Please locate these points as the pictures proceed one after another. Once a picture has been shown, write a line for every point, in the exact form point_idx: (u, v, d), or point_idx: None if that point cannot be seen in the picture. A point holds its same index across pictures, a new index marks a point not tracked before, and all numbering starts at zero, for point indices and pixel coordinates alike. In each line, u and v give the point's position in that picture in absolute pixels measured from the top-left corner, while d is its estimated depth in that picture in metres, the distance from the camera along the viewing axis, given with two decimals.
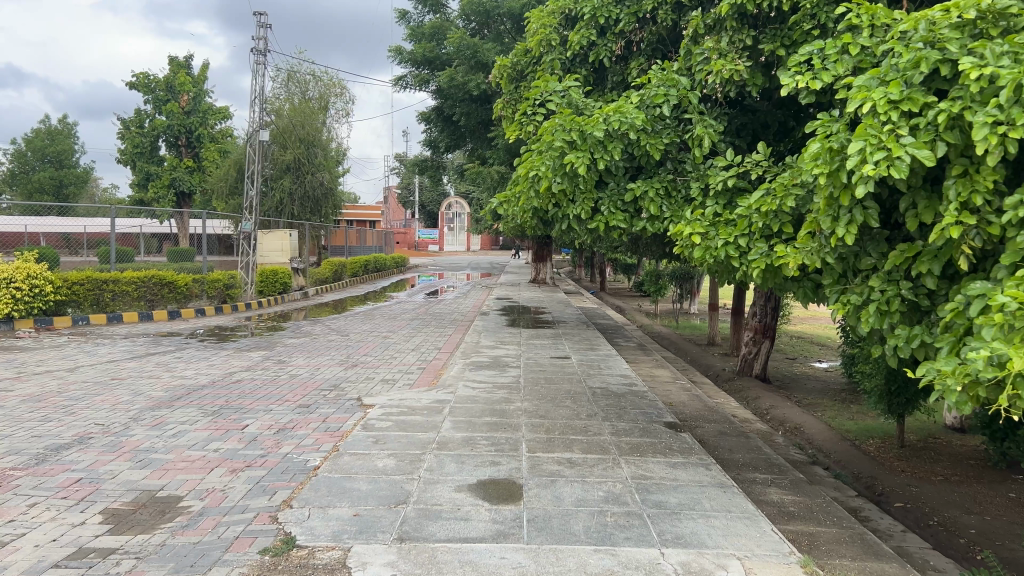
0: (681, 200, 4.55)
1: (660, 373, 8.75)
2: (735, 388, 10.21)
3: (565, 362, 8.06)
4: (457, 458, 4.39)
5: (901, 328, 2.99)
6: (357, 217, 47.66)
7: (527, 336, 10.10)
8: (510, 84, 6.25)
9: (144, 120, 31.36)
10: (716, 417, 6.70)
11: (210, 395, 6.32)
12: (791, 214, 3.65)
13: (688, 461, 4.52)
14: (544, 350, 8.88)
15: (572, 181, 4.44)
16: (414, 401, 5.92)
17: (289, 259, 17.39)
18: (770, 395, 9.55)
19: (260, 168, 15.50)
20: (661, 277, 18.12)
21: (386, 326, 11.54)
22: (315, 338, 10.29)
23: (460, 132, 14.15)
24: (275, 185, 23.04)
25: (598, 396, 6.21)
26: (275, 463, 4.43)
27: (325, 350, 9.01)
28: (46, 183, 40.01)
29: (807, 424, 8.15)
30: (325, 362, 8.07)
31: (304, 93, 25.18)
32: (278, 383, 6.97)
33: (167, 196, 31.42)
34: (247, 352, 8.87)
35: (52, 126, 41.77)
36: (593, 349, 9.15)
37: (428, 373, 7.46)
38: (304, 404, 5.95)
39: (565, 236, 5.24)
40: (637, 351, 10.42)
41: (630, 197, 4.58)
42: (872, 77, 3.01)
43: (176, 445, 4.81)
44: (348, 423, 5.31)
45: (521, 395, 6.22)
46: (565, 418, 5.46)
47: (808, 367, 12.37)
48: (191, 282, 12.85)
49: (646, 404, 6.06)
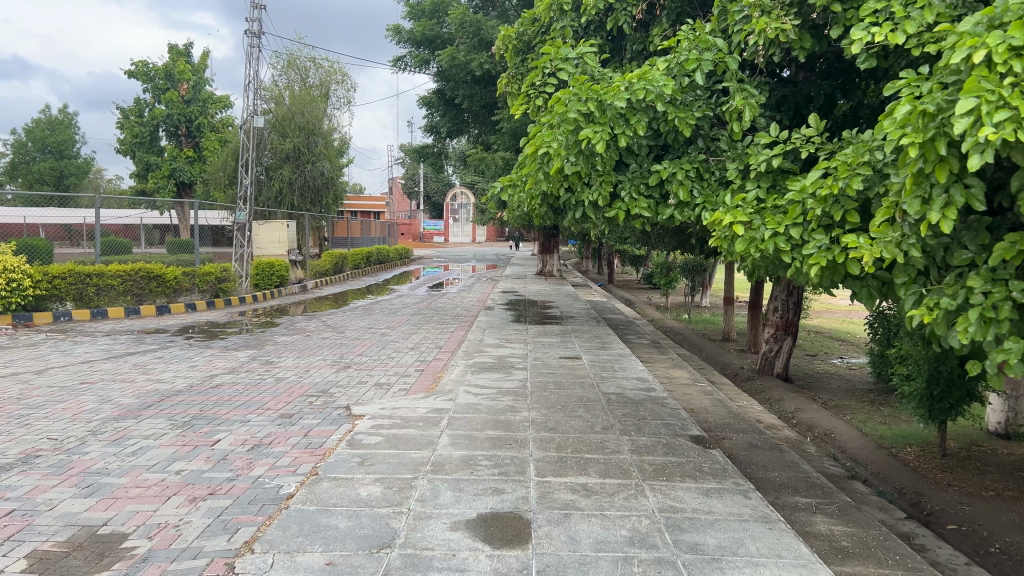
0: (715, 183, 3.91)
1: (678, 374, 8.11)
2: (756, 389, 9.57)
3: (576, 363, 7.42)
4: (454, 484, 3.77)
5: (1012, 341, 2.34)
6: (361, 209, 47.10)
7: (535, 333, 9.47)
8: (516, 57, 5.64)
9: (143, 109, 30.82)
10: (744, 425, 6.06)
11: (184, 403, 5.72)
12: (857, 198, 3.02)
13: (723, 487, 3.89)
14: (553, 349, 8.25)
15: (588, 161, 3.80)
16: (408, 411, 5.29)
17: (287, 251, 16.78)
18: (794, 397, 8.91)
19: (255, 156, 14.87)
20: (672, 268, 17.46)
21: (385, 322, 10.92)
22: (309, 336, 9.68)
23: (463, 116, 13.50)
24: (274, 175, 22.40)
25: (613, 405, 5.58)
26: (243, 490, 3.82)
27: (317, 350, 8.39)
28: (46, 173, 39.53)
29: (838, 431, 7.51)
30: (316, 363, 7.46)
31: (304, 81, 24.58)
32: (262, 387, 6.36)
33: (167, 186, 30.91)
34: (233, 352, 8.26)
35: (54, 117, 41.41)
36: (605, 348, 8.52)
37: (428, 375, 6.84)
38: (286, 414, 5.34)
39: (578, 225, 4.61)
40: (652, 349, 9.78)
41: (655, 180, 3.95)
42: (980, 21, 2.37)
43: (134, 465, 4.20)
44: (332, 438, 4.69)
45: (529, 404, 5.59)
46: (578, 432, 4.84)
47: (830, 364, 11.69)
48: (181, 275, 12.25)
49: (668, 413, 5.43)
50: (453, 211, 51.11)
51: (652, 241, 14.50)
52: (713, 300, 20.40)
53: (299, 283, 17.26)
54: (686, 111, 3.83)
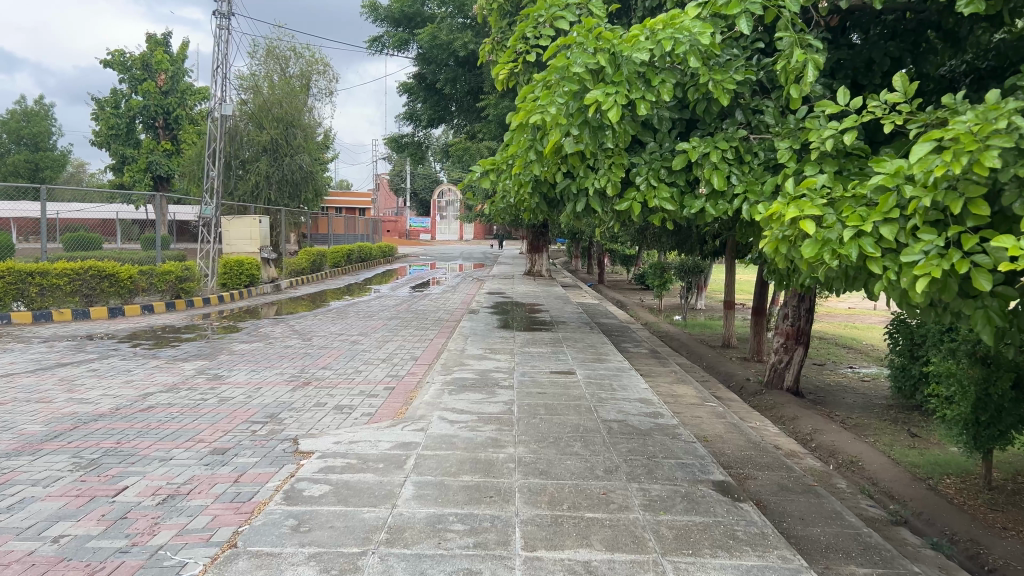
0: (759, 168, 3.00)
1: (684, 391, 7.20)
2: (765, 405, 8.67)
3: (569, 380, 6.49)
4: (415, 563, 2.84)
5: None
6: (346, 205, 46.04)
7: (522, 342, 8.53)
8: (502, 21, 4.72)
9: (119, 101, 29.68)
10: (768, 459, 5.14)
11: (101, 433, 4.75)
12: (986, 182, 2.10)
13: (769, 566, 2.95)
14: (543, 362, 7.32)
15: (596, 137, 2.89)
16: (368, 446, 4.35)
17: (259, 249, 15.76)
18: (810, 415, 8.02)
19: (223, 146, 13.83)
20: (667, 269, 16.59)
21: (359, 327, 9.97)
22: (271, 343, 8.72)
23: (446, 102, 12.56)
24: (250, 168, 21.36)
25: (617, 437, 4.66)
26: (133, 571, 2.86)
27: (276, 362, 7.41)
28: (21, 166, 38.19)
29: (866, 458, 6.62)
30: (271, 379, 6.49)
31: (284, 71, 23.58)
32: (201, 411, 5.39)
33: (143, 179, 29.76)
34: (180, 364, 7.27)
35: (30, 109, 40.20)
36: (601, 360, 7.60)
37: (400, 396, 5.89)
38: (219, 451, 4.38)
39: (577, 222, 3.67)
40: (652, 359, 8.87)
41: (683, 163, 3.04)
42: None
43: (2, 529, 3.22)
44: (266, 489, 3.73)
45: (515, 437, 4.65)
46: (575, 478, 3.91)
47: (841, 375, 10.85)
48: (137, 274, 11.19)
49: (683, 449, 4.54)
50: (439, 208, 50.22)
51: (647, 240, 13.62)
52: (709, 302, 19.58)
53: (272, 282, 16.26)
54: (723, 73, 2.93)
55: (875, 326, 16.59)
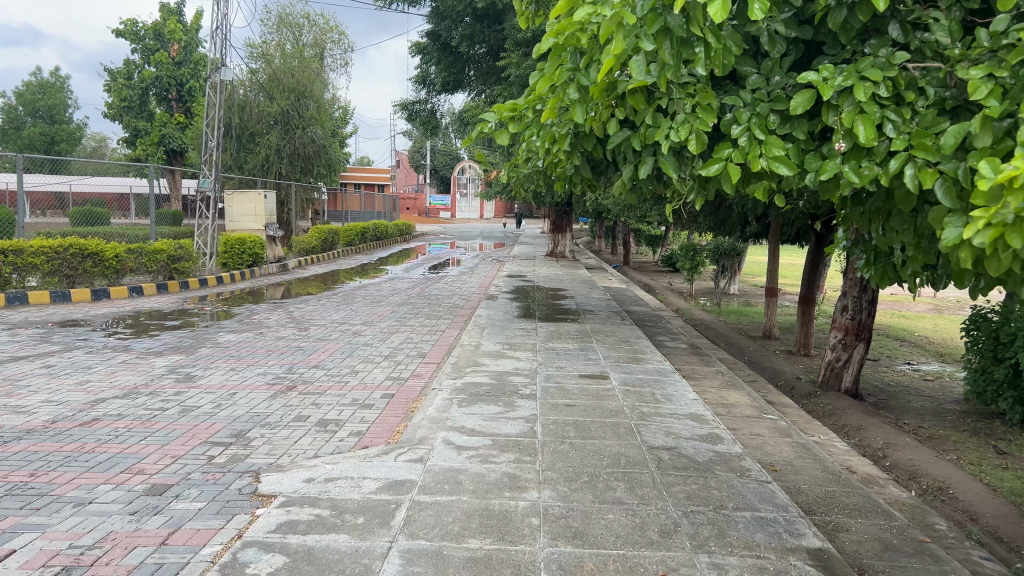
0: (930, 111, 1.94)
1: (736, 399, 6.13)
2: (822, 411, 7.58)
3: (602, 387, 5.44)
4: None
5: None
6: (365, 182, 45.03)
7: (545, 336, 7.48)
8: None
9: (132, 72, 28.79)
10: (857, 499, 4.05)
11: (17, 459, 3.76)
12: None
13: None
14: (571, 362, 6.28)
15: (680, 57, 1.85)
16: (347, 489, 3.35)
17: (265, 225, 14.78)
18: (879, 425, 6.92)
19: (221, 113, 12.78)
20: (699, 251, 15.47)
21: (364, 315, 9.01)
22: (263, 333, 7.75)
23: (463, 63, 11.49)
24: (260, 141, 20.35)
25: (671, 479, 3.62)
26: None
27: (262, 358, 6.43)
28: (37, 140, 37.44)
29: (958, 484, 5.50)
30: (248, 383, 5.50)
31: (297, 39, 22.62)
32: (155, 426, 4.41)
33: (157, 153, 28.81)
34: (150, 360, 6.29)
35: (47, 81, 39.45)
36: (637, 361, 6.54)
37: (399, 407, 4.86)
38: (158, 490, 3.38)
39: (633, 193, 2.61)
40: (693, 357, 7.79)
41: (807, 105, 1.99)
42: None
43: None
44: (195, 559, 2.71)
45: (539, 473, 3.61)
46: (621, 546, 2.87)
47: (900, 374, 9.72)
48: (125, 253, 10.23)
49: (758, 495, 3.49)
50: (460, 184, 49.04)
51: (679, 220, 12.44)
52: (744, 286, 18.40)
53: (279, 262, 15.29)
54: None
55: (926, 315, 15.38)
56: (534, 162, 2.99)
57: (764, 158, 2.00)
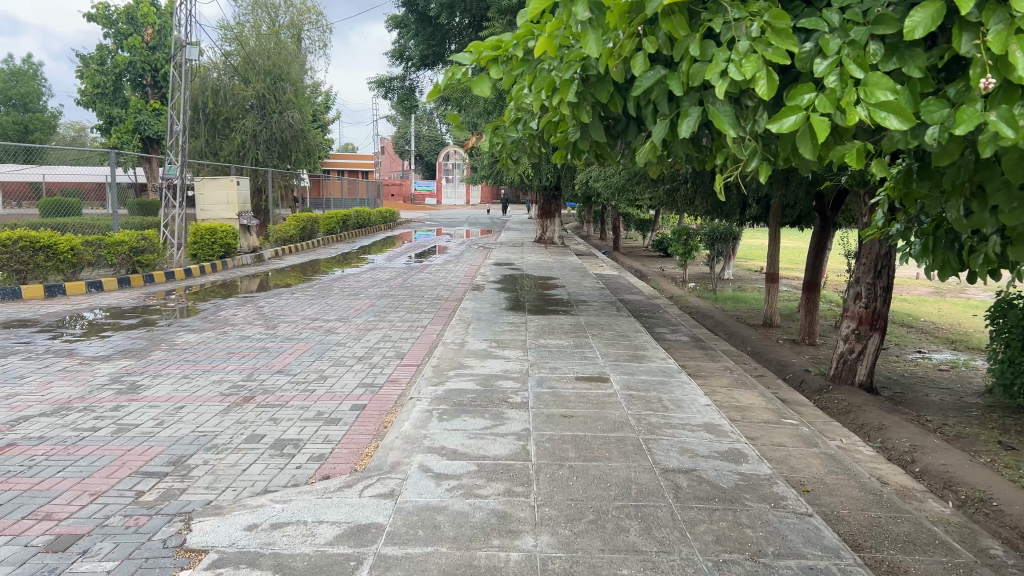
0: None
1: (749, 401, 5.51)
2: (837, 408, 6.99)
3: (603, 393, 4.81)
4: None
5: None
6: (349, 168, 44.12)
7: (536, 332, 6.84)
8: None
9: (105, 57, 27.76)
10: (908, 527, 3.43)
11: None
12: None
13: None
14: (566, 362, 5.66)
15: None
16: (299, 540, 2.69)
17: (238, 214, 14.02)
18: (901, 424, 6.32)
19: (188, 94, 11.99)
20: (694, 235, 14.89)
21: (340, 309, 8.35)
22: (228, 332, 7.07)
23: (443, 36, 10.77)
24: (235, 126, 19.53)
25: (695, 516, 2.98)
26: None
27: (221, 362, 5.75)
28: (10, 129, 36.27)
29: (1001, 493, 4.89)
30: (200, 394, 4.82)
31: (273, 20, 21.88)
32: (80, 451, 3.73)
33: (132, 141, 27.85)
34: (94, 366, 5.59)
35: (18, 68, 38.24)
36: (638, 359, 5.91)
37: (371, 422, 4.21)
38: (61, 546, 2.72)
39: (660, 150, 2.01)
40: (697, 351, 7.16)
41: (932, 25, 1.35)
42: None
43: None
44: None
45: (534, 511, 2.98)
46: None
47: (912, 364, 9.15)
48: (82, 245, 9.49)
49: (801, 536, 2.86)
50: (445, 170, 48.18)
51: (674, 204, 11.74)
52: (738, 271, 17.82)
53: (254, 252, 14.57)
54: None
55: (928, 298, 14.85)
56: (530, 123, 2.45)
57: (863, 106, 1.39)
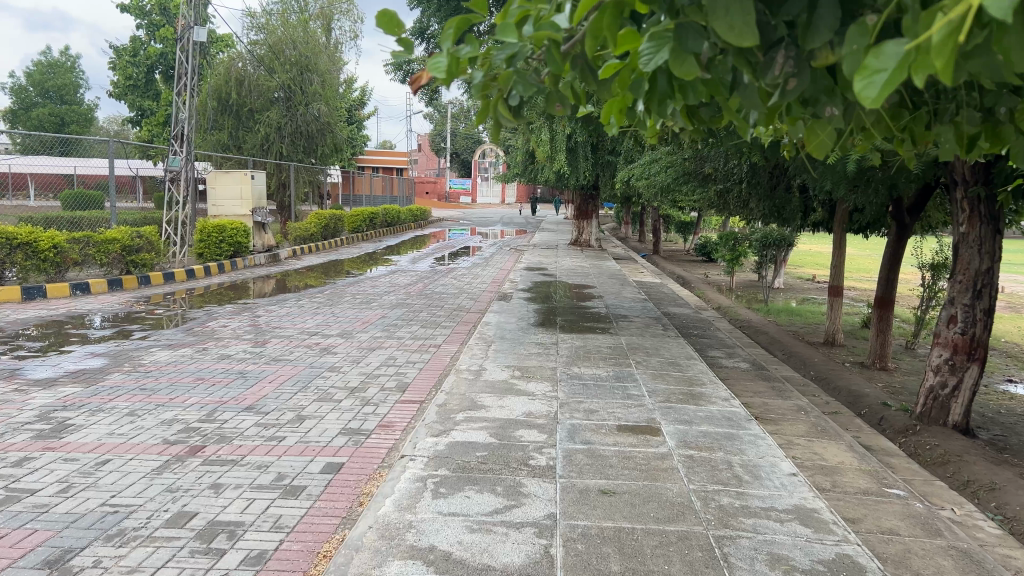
0: None
1: (837, 458, 4.32)
2: (931, 456, 5.75)
3: (653, 453, 3.68)
4: None
5: None
6: (383, 165, 43.30)
7: (568, 358, 5.72)
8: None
9: (137, 49, 27.12)
10: None
11: None
12: None
13: None
14: (606, 404, 4.52)
15: None
16: None
17: (252, 210, 13.06)
18: (1020, 482, 5.06)
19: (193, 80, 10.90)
20: (744, 240, 13.63)
21: (344, 322, 7.31)
22: (209, 348, 6.06)
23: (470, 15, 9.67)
24: (259, 118, 18.65)
25: None
26: None
27: (181, 391, 4.72)
28: (46, 121, 35.98)
29: None
30: (140, 440, 3.79)
31: (303, 9, 20.93)
32: None
33: (162, 134, 27.15)
34: (28, 394, 4.59)
35: (57, 59, 37.99)
36: (695, 398, 4.76)
37: (341, 497, 3.14)
38: None
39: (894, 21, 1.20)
40: (763, 383, 5.98)
41: None
42: None
43: None
44: None
45: None
46: None
47: (1007, 397, 7.85)
48: (66, 243, 8.60)
49: None
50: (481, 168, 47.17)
51: (727, 208, 10.51)
52: (789, 280, 16.48)
53: (268, 251, 13.66)
54: None
55: (1006, 315, 13.36)
56: (557, 22, 1.54)
57: None
